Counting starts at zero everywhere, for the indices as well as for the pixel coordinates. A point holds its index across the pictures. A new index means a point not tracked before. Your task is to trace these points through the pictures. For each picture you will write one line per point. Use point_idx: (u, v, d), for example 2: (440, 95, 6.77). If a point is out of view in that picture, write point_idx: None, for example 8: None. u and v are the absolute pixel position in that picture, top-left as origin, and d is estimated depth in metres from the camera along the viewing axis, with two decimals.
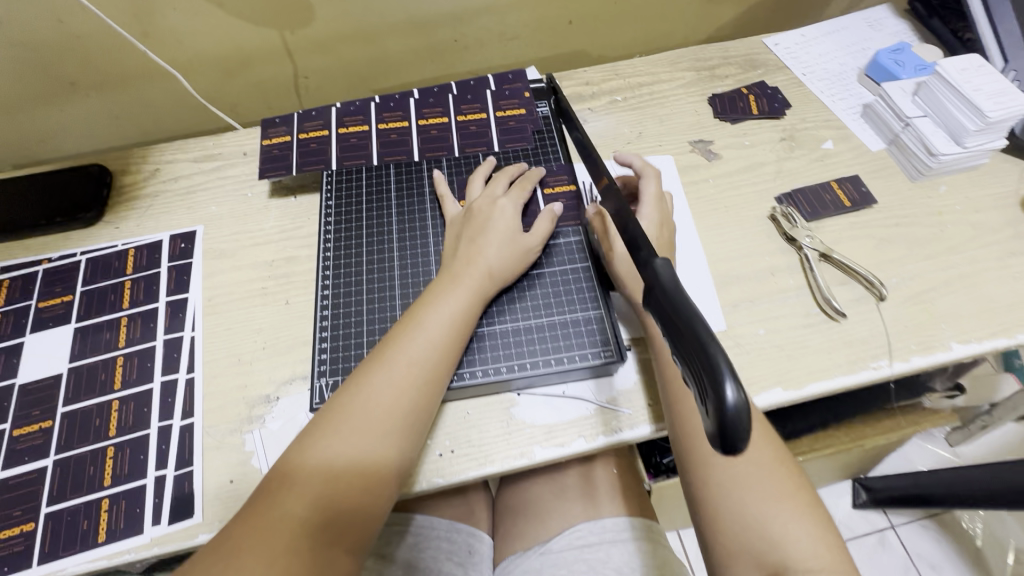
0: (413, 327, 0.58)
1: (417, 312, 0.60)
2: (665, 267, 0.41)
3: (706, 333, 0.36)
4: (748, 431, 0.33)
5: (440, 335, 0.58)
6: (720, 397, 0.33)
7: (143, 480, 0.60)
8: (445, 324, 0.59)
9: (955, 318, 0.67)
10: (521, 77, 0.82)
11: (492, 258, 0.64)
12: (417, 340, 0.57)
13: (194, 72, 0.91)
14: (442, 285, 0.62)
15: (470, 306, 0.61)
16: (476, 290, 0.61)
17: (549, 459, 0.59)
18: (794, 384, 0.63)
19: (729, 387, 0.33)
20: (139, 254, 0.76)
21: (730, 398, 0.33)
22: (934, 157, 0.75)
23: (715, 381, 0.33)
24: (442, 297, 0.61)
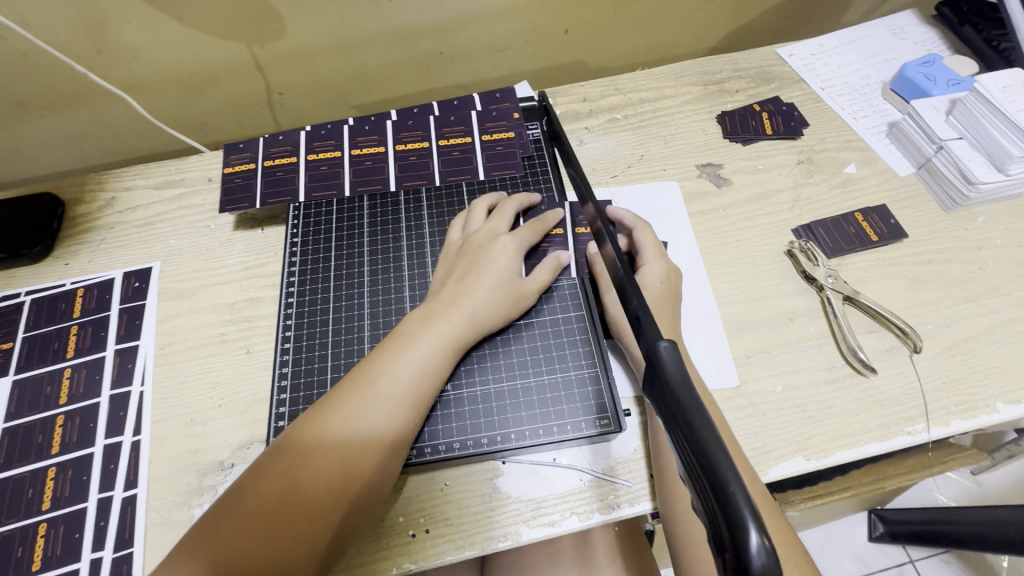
0: (371, 371, 0.50)
1: (382, 353, 0.52)
2: (671, 355, 0.34)
3: (723, 454, 0.28)
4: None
5: (403, 386, 0.50)
6: (740, 550, 0.25)
7: (76, 565, 0.53)
8: (410, 372, 0.51)
9: (999, 373, 0.59)
10: (510, 96, 0.75)
11: (480, 300, 0.55)
12: (374, 389, 0.49)
13: (158, 89, 0.84)
14: (413, 324, 0.54)
15: (444, 351, 0.53)
16: (452, 331, 0.53)
17: (536, 540, 0.52)
18: (817, 452, 0.55)
19: (754, 537, 0.26)
20: (89, 295, 0.69)
21: (754, 553, 0.25)
22: (973, 186, 0.66)
23: (733, 527, 0.26)
24: (410, 337, 0.52)
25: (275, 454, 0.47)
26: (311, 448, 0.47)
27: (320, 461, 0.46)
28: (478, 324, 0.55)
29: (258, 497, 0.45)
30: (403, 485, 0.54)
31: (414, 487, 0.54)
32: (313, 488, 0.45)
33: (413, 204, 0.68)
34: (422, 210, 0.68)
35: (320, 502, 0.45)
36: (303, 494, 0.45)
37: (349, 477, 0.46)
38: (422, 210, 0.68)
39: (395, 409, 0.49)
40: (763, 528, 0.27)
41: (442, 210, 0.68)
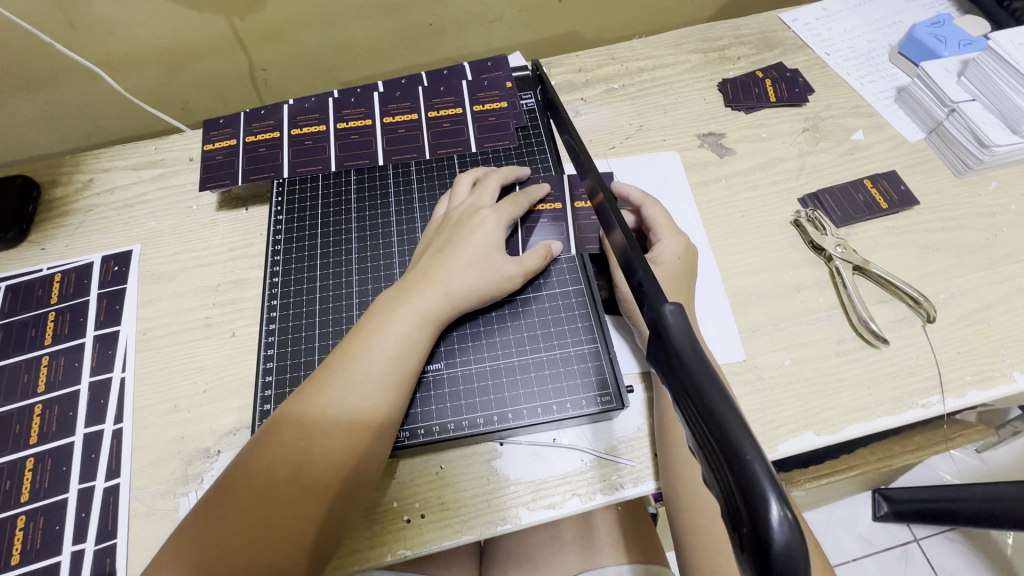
0: (344, 356, 0.47)
1: (358, 333, 0.49)
2: (676, 319, 0.31)
3: (739, 422, 0.26)
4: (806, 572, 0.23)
5: (380, 368, 0.47)
6: (760, 525, 0.23)
7: (57, 558, 0.51)
8: (387, 354, 0.48)
9: (1016, 341, 0.56)
10: (502, 65, 0.72)
11: (455, 273, 0.52)
12: (348, 374, 0.46)
13: (134, 66, 0.80)
14: (386, 302, 0.51)
15: (422, 328, 0.50)
16: (426, 307, 0.51)
17: (536, 524, 0.50)
18: (828, 427, 0.53)
19: (774, 508, 0.23)
20: (66, 280, 0.66)
21: (774, 525, 0.23)
22: (987, 149, 0.63)
23: (751, 500, 0.24)
24: (384, 318, 0.49)
25: (249, 454, 0.44)
26: (287, 443, 0.44)
27: (298, 456, 0.43)
28: (453, 299, 0.52)
29: (235, 499, 0.42)
30: (396, 470, 0.52)
31: (408, 471, 0.52)
32: (292, 485, 0.43)
33: (402, 178, 0.65)
34: (412, 184, 0.65)
35: (302, 498, 0.42)
36: (282, 492, 0.42)
37: (330, 469, 0.44)
38: (412, 185, 0.65)
39: (376, 395, 0.46)
40: (784, 499, 0.24)
41: (432, 184, 0.65)
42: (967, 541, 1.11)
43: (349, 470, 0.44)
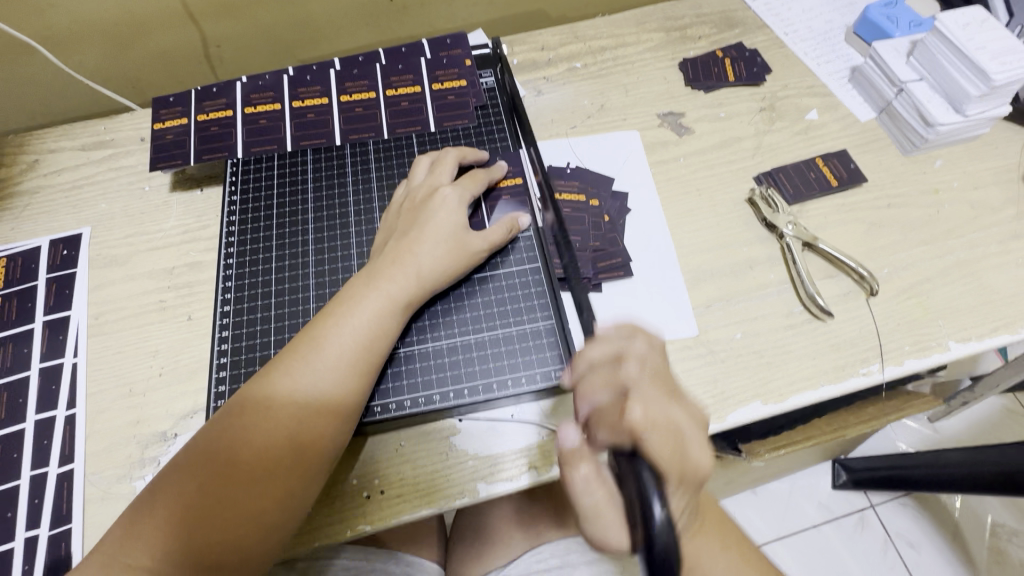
0: (312, 341, 0.47)
1: (325, 316, 0.49)
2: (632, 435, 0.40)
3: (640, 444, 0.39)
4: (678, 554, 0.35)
5: (348, 353, 0.47)
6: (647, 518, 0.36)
7: (11, 544, 0.51)
8: (357, 339, 0.48)
9: (952, 312, 0.59)
10: (461, 42, 0.70)
11: (423, 257, 0.52)
12: (317, 359, 0.46)
13: (78, 43, 0.77)
14: (356, 287, 0.50)
15: (392, 315, 0.50)
16: (395, 292, 0.50)
17: (493, 496, 0.51)
18: (774, 397, 0.55)
19: (657, 506, 0.36)
20: (13, 265, 0.64)
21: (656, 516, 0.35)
22: (931, 127, 0.65)
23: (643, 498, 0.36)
24: (353, 302, 0.49)
25: (211, 435, 0.44)
26: (252, 425, 0.44)
27: (266, 439, 0.44)
28: (426, 283, 0.52)
29: (196, 480, 0.42)
30: (358, 449, 0.52)
31: (369, 450, 0.52)
32: (259, 468, 0.43)
33: (360, 158, 0.65)
34: (370, 165, 0.64)
35: (266, 482, 0.43)
36: (247, 475, 0.43)
37: (296, 452, 0.44)
38: (369, 164, 0.64)
39: (343, 382, 0.46)
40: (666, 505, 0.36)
41: (390, 164, 0.64)
42: (918, 506, 1.17)
43: (314, 455, 0.45)
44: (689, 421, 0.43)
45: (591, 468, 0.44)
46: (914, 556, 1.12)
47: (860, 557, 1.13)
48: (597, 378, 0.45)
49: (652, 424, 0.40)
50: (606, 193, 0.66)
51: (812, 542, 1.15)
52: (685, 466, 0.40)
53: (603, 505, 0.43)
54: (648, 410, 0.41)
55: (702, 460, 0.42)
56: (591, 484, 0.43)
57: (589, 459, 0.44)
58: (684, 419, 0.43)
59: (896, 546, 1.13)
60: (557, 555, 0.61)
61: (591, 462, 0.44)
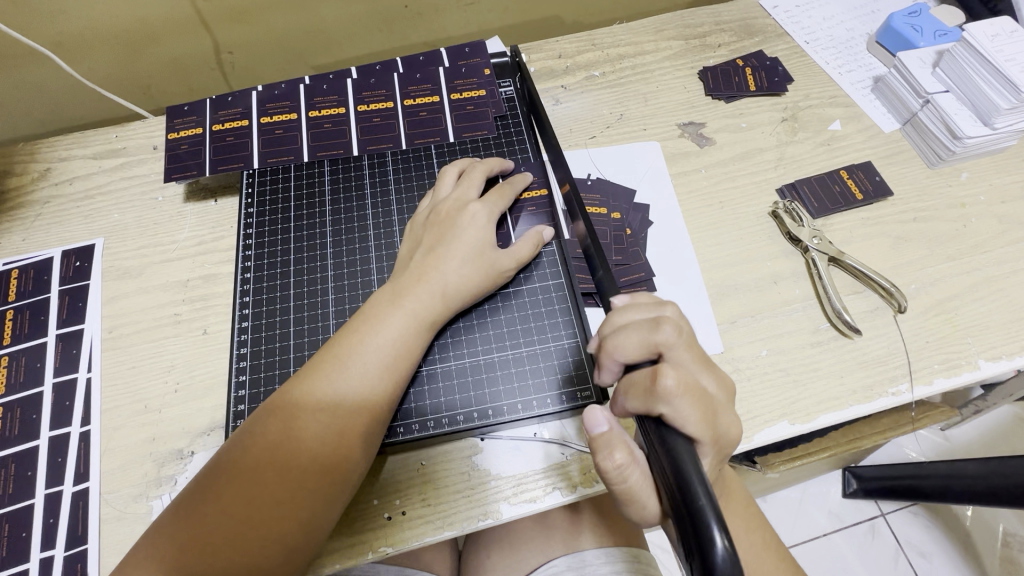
0: (337, 359, 0.46)
1: (349, 333, 0.48)
2: (680, 445, 0.36)
3: (690, 460, 0.35)
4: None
5: (372, 372, 0.46)
6: (707, 550, 0.31)
7: (25, 565, 0.50)
8: (381, 357, 0.47)
9: (981, 330, 0.58)
10: (480, 51, 0.69)
11: (449, 274, 0.51)
12: (342, 379, 0.45)
13: (90, 50, 0.76)
14: (380, 303, 0.49)
15: (416, 334, 0.49)
16: (420, 309, 0.49)
17: (517, 517, 0.50)
18: (802, 417, 0.54)
19: (718, 535, 0.31)
20: (25, 277, 0.63)
21: (718, 547, 0.31)
22: (958, 141, 0.64)
23: (699, 527, 0.32)
24: (378, 320, 0.48)
25: (233, 454, 0.43)
26: (275, 443, 0.43)
27: (289, 458, 0.43)
28: (451, 301, 0.51)
29: (217, 499, 0.41)
30: (378, 468, 0.51)
31: (390, 469, 0.51)
32: (281, 488, 0.42)
33: (379, 170, 0.64)
34: (389, 177, 0.63)
35: (288, 503, 0.42)
36: (269, 496, 0.42)
37: (320, 472, 0.43)
38: (388, 177, 0.63)
39: (367, 401, 0.45)
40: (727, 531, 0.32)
41: (409, 176, 0.63)
42: (930, 515, 1.16)
43: (337, 475, 0.43)
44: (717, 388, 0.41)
45: (626, 456, 0.39)
46: (926, 566, 1.11)
47: (871, 566, 1.12)
48: (628, 339, 0.40)
49: (687, 393, 0.37)
50: (627, 206, 0.65)
51: (823, 551, 1.14)
52: (714, 430, 0.39)
53: (639, 484, 0.40)
54: (680, 379, 0.37)
55: (728, 421, 0.40)
56: (628, 468, 0.39)
57: (622, 443, 0.40)
58: (710, 386, 0.40)
59: (906, 555, 1.13)
60: (573, 568, 0.60)
61: (625, 447, 0.40)
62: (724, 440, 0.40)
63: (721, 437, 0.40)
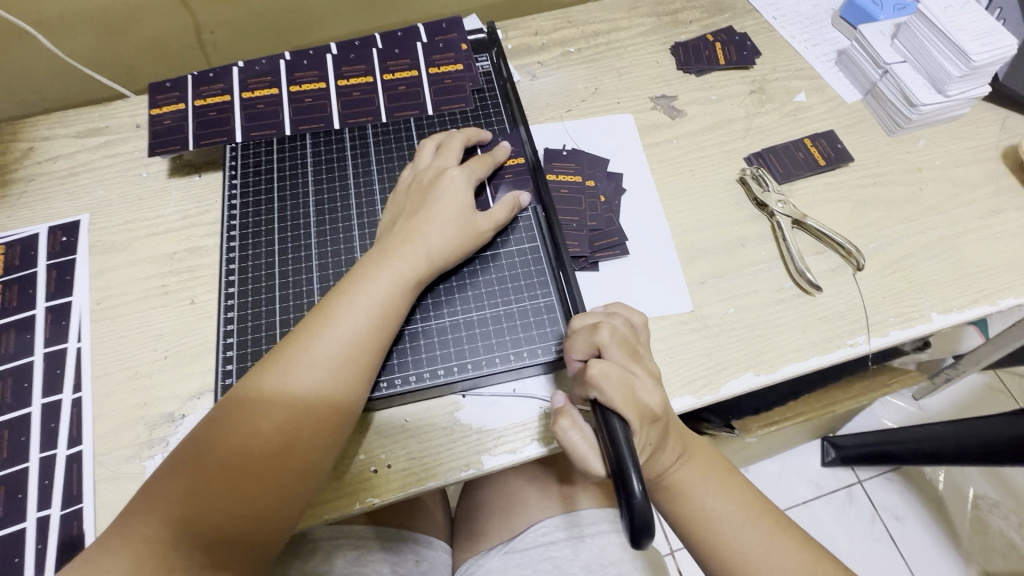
0: (327, 319, 0.48)
1: (338, 293, 0.50)
2: (617, 427, 0.44)
3: (623, 435, 0.43)
4: (650, 533, 0.39)
5: (360, 328, 0.48)
6: (627, 494, 0.39)
7: (22, 525, 0.51)
8: (370, 315, 0.49)
9: (935, 285, 0.61)
10: (457, 27, 0.71)
11: (432, 237, 0.53)
12: (331, 337, 0.47)
13: (68, 30, 0.76)
14: (367, 265, 0.51)
15: (402, 294, 0.51)
16: (405, 270, 0.51)
17: (498, 468, 0.53)
18: (766, 368, 0.57)
19: (636, 483, 0.40)
20: (12, 253, 0.64)
21: (635, 491, 0.39)
22: (914, 108, 0.67)
23: (624, 479, 0.40)
24: (365, 281, 0.50)
25: (229, 409, 0.45)
26: (270, 398, 0.45)
27: (285, 413, 0.45)
28: (434, 262, 0.53)
29: (215, 451, 0.43)
30: (365, 424, 0.54)
31: (376, 425, 0.54)
32: (277, 440, 0.44)
33: (359, 141, 0.65)
34: (369, 149, 0.65)
35: (284, 454, 0.44)
36: (266, 447, 0.44)
37: (315, 425, 0.45)
38: (369, 148, 0.65)
39: (357, 358, 0.48)
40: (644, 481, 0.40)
41: (389, 147, 0.65)
42: (904, 481, 1.20)
43: (331, 428, 0.46)
44: (647, 376, 0.48)
45: (570, 423, 0.48)
46: (901, 529, 1.16)
47: (847, 530, 1.17)
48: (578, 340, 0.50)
49: (606, 377, 0.46)
50: (601, 174, 0.67)
51: (803, 518, 1.18)
52: (639, 407, 0.46)
53: (581, 446, 0.47)
54: (603, 366, 0.46)
55: (656, 399, 0.47)
56: (570, 432, 0.47)
57: (568, 413, 0.48)
58: (641, 373, 0.48)
59: (881, 519, 1.17)
60: (562, 528, 0.64)
61: (570, 415, 0.48)
62: (655, 417, 0.46)
63: (650, 414, 0.46)
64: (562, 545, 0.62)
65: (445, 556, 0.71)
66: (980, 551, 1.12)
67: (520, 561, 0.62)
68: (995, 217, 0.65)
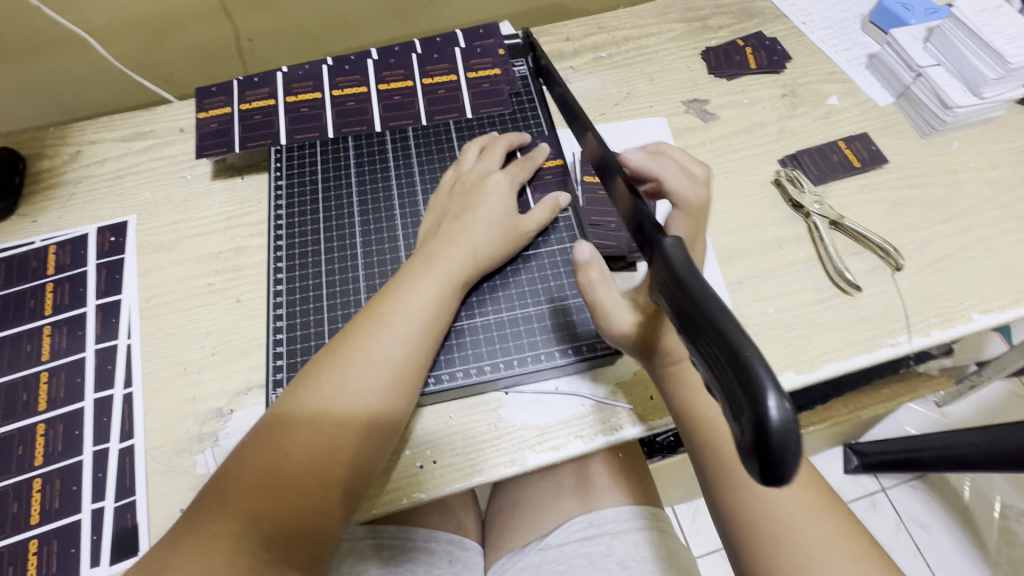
0: (381, 317, 0.49)
1: (389, 293, 0.51)
2: (676, 251, 0.34)
3: (759, 357, 0.27)
4: (796, 455, 0.26)
5: (413, 327, 0.49)
6: (760, 415, 0.26)
7: (77, 516, 0.52)
8: (422, 314, 0.50)
9: (974, 286, 0.61)
10: (494, 32, 0.73)
11: (478, 237, 0.54)
12: (386, 335, 0.48)
13: (114, 37, 0.79)
14: (417, 264, 0.53)
15: (451, 293, 0.52)
16: (454, 269, 0.52)
17: (542, 464, 0.53)
18: (807, 366, 0.57)
19: (773, 400, 0.26)
20: (62, 252, 0.65)
21: (773, 411, 0.25)
22: (950, 110, 0.68)
23: (730, 356, 0.28)
24: (417, 280, 0.51)
25: (289, 405, 0.46)
26: (330, 396, 0.46)
27: (343, 409, 0.45)
28: (481, 262, 0.54)
29: (277, 447, 0.44)
30: (411, 421, 0.54)
31: (421, 422, 0.54)
32: (337, 436, 0.45)
33: (400, 144, 0.67)
34: (411, 152, 0.66)
35: (343, 449, 0.45)
36: (326, 442, 0.44)
37: (371, 421, 0.46)
38: (410, 151, 0.66)
39: (412, 356, 0.49)
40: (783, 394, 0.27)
41: (430, 150, 0.66)
42: (929, 489, 1.19)
43: (387, 425, 0.47)
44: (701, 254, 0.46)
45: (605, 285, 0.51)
46: (927, 538, 1.15)
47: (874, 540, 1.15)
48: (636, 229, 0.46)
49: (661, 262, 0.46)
50: None
51: None
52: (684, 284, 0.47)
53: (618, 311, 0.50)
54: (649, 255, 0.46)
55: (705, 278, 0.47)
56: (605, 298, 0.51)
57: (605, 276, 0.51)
58: None
59: (907, 527, 1.16)
60: (595, 524, 0.64)
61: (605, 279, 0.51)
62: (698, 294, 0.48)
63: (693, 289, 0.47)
64: (596, 540, 0.62)
65: (480, 558, 0.71)
66: (1010, 562, 1.09)
67: (555, 557, 0.63)
68: None
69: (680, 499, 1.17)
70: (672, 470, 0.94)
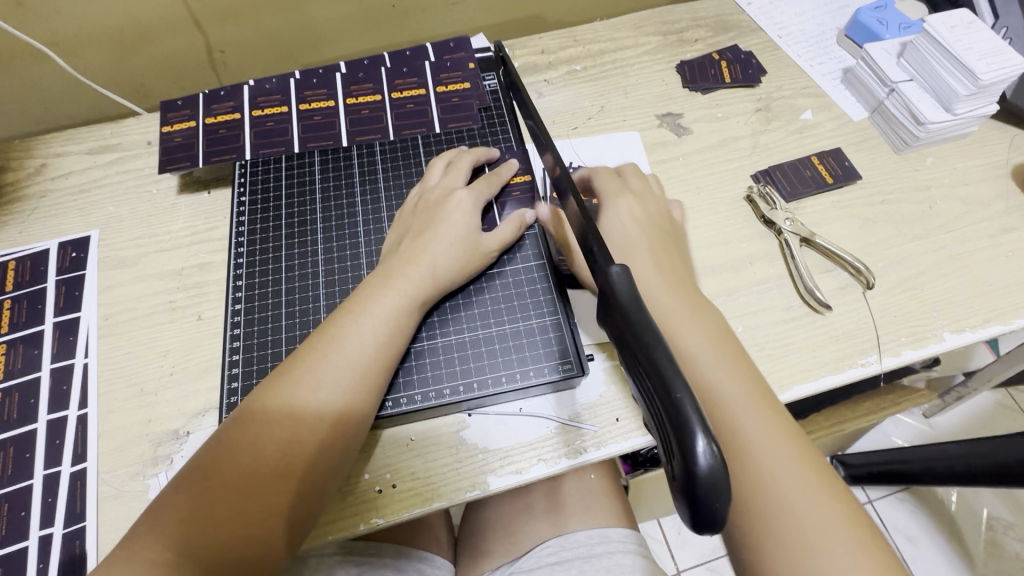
0: (333, 338, 0.48)
1: (344, 313, 0.50)
2: (622, 281, 0.33)
3: (691, 399, 0.27)
4: (726, 503, 0.26)
5: (367, 348, 0.48)
6: (688, 458, 0.25)
7: (24, 543, 0.51)
8: (376, 335, 0.49)
9: (946, 304, 0.61)
10: (464, 46, 0.72)
11: (438, 256, 0.53)
12: (337, 357, 0.47)
13: (83, 49, 0.78)
14: (374, 284, 0.51)
15: (409, 313, 0.51)
16: (411, 290, 0.51)
17: (504, 488, 0.52)
18: (777, 388, 0.56)
19: (700, 442, 0.26)
20: (22, 268, 0.64)
21: (701, 455, 0.25)
22: (922, 126, 0.67)
23: (664, 396, 0.27)
24: (371, 301, 0.50)
25: (235, 428, 0.45)
26: (278, 418, 0.44)
27: (291, 433, 0.44)
28: (440, 282, 0.53)
29: (221, 472, 0.43)
30: (370, 444, 0.53)
31: (381, 445, 0.53)
32: (283, 460, 0.43)
33: (367, 159, 0.66)
34: (377, 167, 0.65)
35: (289, 475, 0.43)
36: (271, 466, 0.43)
37: (320, 445, 0.45)
38: (377, 166, 0.65)
39: (364, 378, 0.48)
40: (712, 435, 0.26)
41: (396, 165, 0.65)
42: (916, 500, 1.18)
43: (338, 448, 0.46)
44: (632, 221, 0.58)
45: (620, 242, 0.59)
46: (914, 551, 1.13)
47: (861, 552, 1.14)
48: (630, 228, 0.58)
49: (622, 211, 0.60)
50: None
51: None
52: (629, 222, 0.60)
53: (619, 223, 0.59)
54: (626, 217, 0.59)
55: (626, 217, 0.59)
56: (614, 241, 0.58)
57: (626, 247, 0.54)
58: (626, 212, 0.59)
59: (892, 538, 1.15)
60: (566, 548, 0.62)
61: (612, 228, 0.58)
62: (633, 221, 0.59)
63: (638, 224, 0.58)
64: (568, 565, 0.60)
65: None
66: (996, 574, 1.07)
67: None
68: (1006, 235, 0.65)
69: (663, 512, 1.15)
70: (652, 484, 0.92)
